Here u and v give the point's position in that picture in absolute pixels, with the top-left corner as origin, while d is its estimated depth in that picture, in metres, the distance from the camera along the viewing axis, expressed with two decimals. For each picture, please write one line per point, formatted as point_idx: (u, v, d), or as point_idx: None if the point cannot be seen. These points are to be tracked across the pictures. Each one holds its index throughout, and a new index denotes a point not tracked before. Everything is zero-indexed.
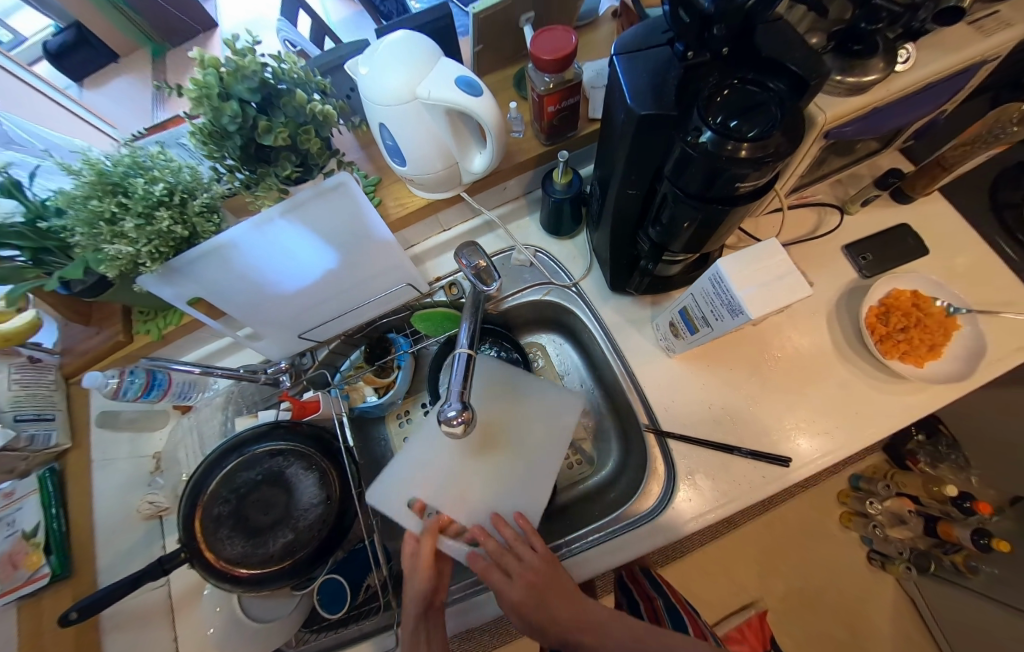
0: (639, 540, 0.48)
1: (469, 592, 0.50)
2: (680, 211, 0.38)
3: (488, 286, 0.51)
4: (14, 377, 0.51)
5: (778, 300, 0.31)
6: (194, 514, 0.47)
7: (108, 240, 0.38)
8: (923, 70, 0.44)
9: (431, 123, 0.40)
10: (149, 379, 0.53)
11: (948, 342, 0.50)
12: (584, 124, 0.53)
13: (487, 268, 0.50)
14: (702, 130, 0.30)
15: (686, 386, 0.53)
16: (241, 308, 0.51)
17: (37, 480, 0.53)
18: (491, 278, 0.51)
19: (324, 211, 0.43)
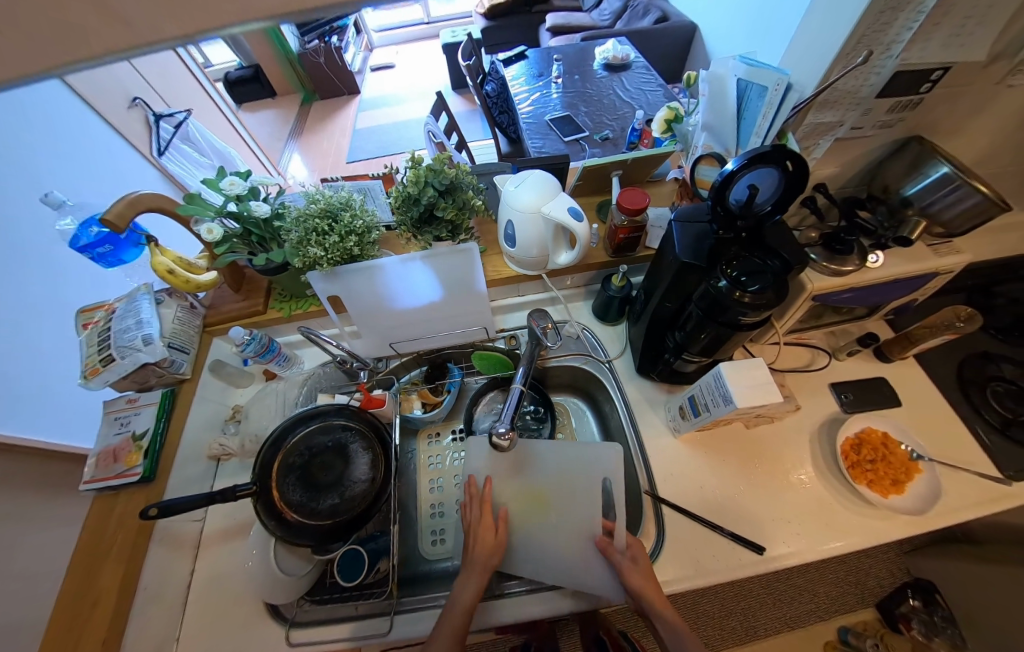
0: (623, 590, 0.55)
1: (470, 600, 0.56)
2: (700, 325, 0.54)
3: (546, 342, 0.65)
4: (177, 314, 0.70)
5: (757, 401, 0.45)
6: (275, 457, 0.58)
7: (312, 244, 0.57)
8: (892, 269, 0.60)
9: (542, 227, 0.59)
10: (266, 345, 0.70)
11: (910, 481, 0.60)
12: (642, 249, 0.72)
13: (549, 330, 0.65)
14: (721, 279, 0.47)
15: (686, 464, 0.64)
16: (360, 311, 0.67)
17: (160, 396, 0.66)
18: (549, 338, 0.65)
19: (448, 263, 0.62)
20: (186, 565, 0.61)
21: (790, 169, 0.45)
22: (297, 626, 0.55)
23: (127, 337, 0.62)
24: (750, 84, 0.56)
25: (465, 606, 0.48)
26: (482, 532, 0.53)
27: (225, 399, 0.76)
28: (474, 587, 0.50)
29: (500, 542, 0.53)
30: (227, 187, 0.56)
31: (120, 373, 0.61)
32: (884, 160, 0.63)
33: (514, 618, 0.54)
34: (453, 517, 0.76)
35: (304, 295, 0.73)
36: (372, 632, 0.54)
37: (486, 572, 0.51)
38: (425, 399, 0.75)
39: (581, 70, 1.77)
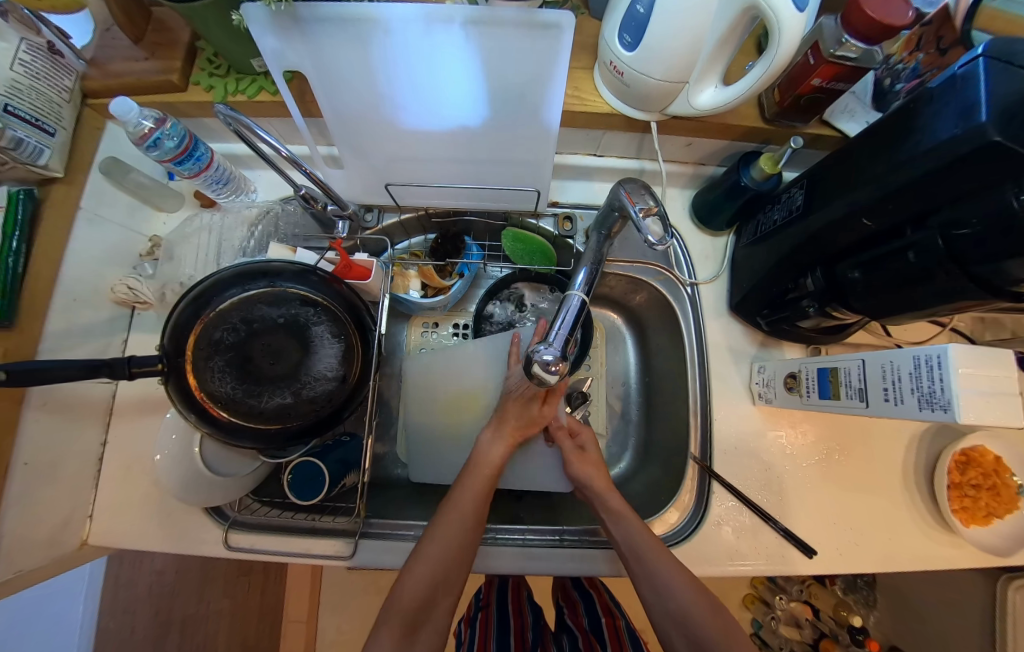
0: None
1: (485, 537, 0.48)
2: (908, 280, 0.32)
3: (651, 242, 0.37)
4: (22, 58, 0.36)
5: (997, 414, 0.27)
6: (193, 327, 0.39)
7: None
8: None
9: (711, 14, 0.29)
10: (188, 145, 0.42)
11: (1003, 516, 0.49)
12: (816, 122, 0.44)
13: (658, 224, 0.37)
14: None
15: (754, 442, 0.49)
16: (339, 118, 0.40)
17: (7, 197, 0.39)
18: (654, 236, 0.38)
19: (508, 50, 0.32)
20: (95, 437, 0.47)
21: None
22: (237, 528, 0.44)
23: None
24: None
25: (490, 464, 0.44)
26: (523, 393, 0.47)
27: (129, 220, 0.52)
28: (503, 449, 0.46)
29: (544, 415, 0.47)
30: None
31: None
32: None
33: (497, 569, 0.46)
34: None
35: (251, 69, 0.44)
36: (332, 554, 0.44)
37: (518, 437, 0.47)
38: (426, 281, 0.54)
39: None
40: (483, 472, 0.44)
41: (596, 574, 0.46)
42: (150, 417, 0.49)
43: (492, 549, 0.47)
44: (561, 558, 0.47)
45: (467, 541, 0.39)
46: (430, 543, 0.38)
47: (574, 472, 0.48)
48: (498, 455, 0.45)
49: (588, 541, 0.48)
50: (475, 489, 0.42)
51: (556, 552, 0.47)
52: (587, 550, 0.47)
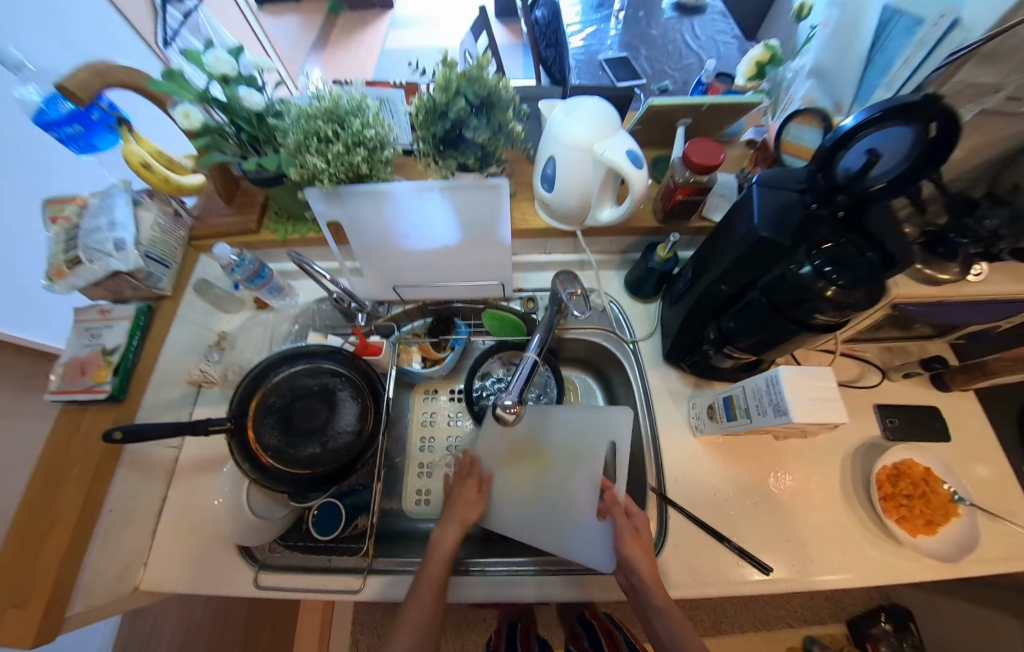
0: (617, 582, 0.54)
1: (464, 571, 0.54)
2: (761, 320, 0.46)
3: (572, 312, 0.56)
4: (158, 220, 0.59)
5: (818, 414, 0.38)
6: (254, 395, 0.53)
7: (309, 152, 0.45)
8: (987, 287, 0.51)
9: (590, 172, 0.48)
10: (257, 269, 0.61)
11: (944, 523, 0.54)
12: (698, 219, 0.62)
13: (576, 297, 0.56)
14: None
15: (702, 469, 0.58)
16: (362, 245, 0.58)
17: (136, 311, 0.58)
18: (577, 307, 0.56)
19: (470, 202, 0.51)
20: (158, 492, 0.58)
21: (936, 131, 0.34)
22: (265, 569, 0.52)
23: (97, 239, 0.53)
24: (897, 15, 0.44)
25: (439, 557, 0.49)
26: (466, 484, 0.59)
27: (208, 322, 0.70)
28: (455, 531, 0.52)
29: (479, 496, 0.58)
30: (214, 63, 0.44)
31: (88, 279, 0.53)
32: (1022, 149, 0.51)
33: (487, 599, 0.52)
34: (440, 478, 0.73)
35: (303, 217, 0.64)
36: (344, 588, 0.51)
37: (467, 519, 0.54)
38: (426, 355, 0.69)
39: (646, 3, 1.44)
40: (429, 569, 0.48)
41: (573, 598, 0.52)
42: (201, 475, 0.61)
43: (476, 580, 0.53)
44: (542, 587, 0.52)
45: (435, 615, 0.45)
46: (400, 627, 0.44)
47: (624, 550, 0.48)
48: (451, 538, 0.51)
49: (565, 568, 0.54)
50: (433, 575, 0.47)
51: (536, 578, 0.53)
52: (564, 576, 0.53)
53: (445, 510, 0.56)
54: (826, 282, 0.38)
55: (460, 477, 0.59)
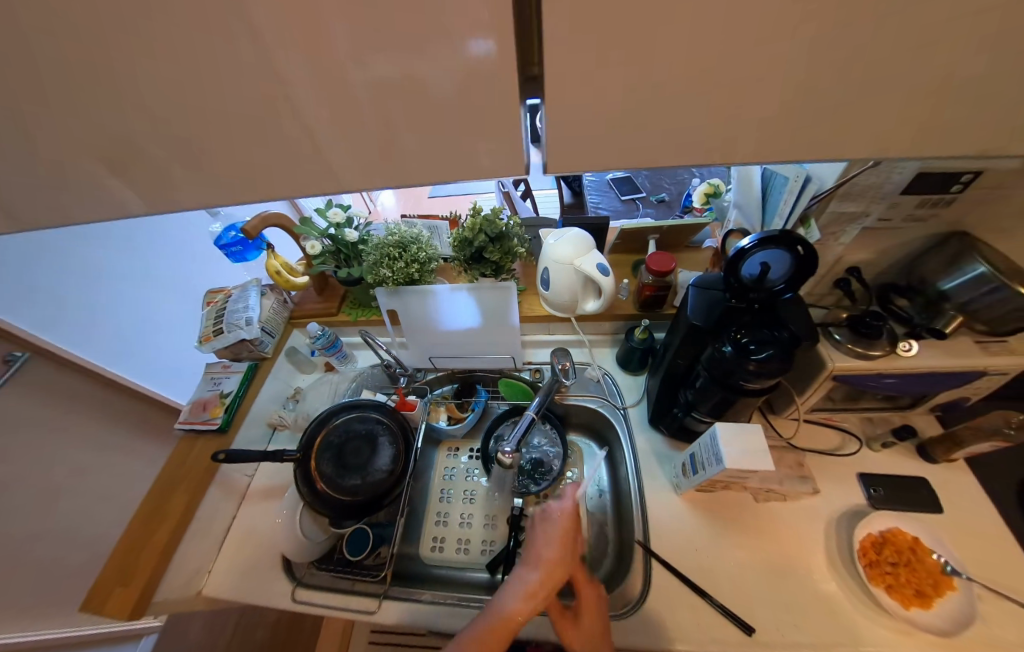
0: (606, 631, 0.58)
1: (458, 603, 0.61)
2: (711, 385, 0.57)
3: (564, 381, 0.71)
4: (275, 305, 0.85)
5: (746, 463, 0.48)
6: (319, 434, 0.70)
7: (383, 268, 0.69)
8: (928, 361, 0.57)
9: (573, 277, 0.68)
10: (332, 341, 0.84)
11: (938, 596, 0.54)
12: (669, 307, 0.77)
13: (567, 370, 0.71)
14: None
15: (684, 526, 0.64)
16: (409, 327, 0.79)
17: (247, 367, 0.83)
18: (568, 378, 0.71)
19: (487, 298, 0.72)
20: (230, 510, 0.73)
21: (801, 252, 0.48)
22: (303, 585, 0.63)
23: (236, 316, 0.80)
24: (776, 175, 0.63)
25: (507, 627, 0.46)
26: (565, 535, 0.53)
27: (290, 380, 0.91)
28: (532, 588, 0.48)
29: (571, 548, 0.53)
30: (334, 217, 0.72)
31: (222, 342, 0.78)
32: (924, 253, 0.63)
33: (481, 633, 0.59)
34: (454, 527, 0.82)
35: (369, 304, 0.88)
36: (364, 608, 0.61)
37: (550, 580, 0.49)
38: (451, 413, 0.85)
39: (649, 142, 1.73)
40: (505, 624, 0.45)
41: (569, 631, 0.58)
42: (266, 502, 0.76)
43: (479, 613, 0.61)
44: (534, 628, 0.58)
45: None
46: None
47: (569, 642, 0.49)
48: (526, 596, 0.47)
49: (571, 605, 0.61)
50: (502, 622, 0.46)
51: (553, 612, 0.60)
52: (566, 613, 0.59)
53: (533, 553, 0.52)
54: (748, 358, 0.51)
55: (559, 523, 0.54)
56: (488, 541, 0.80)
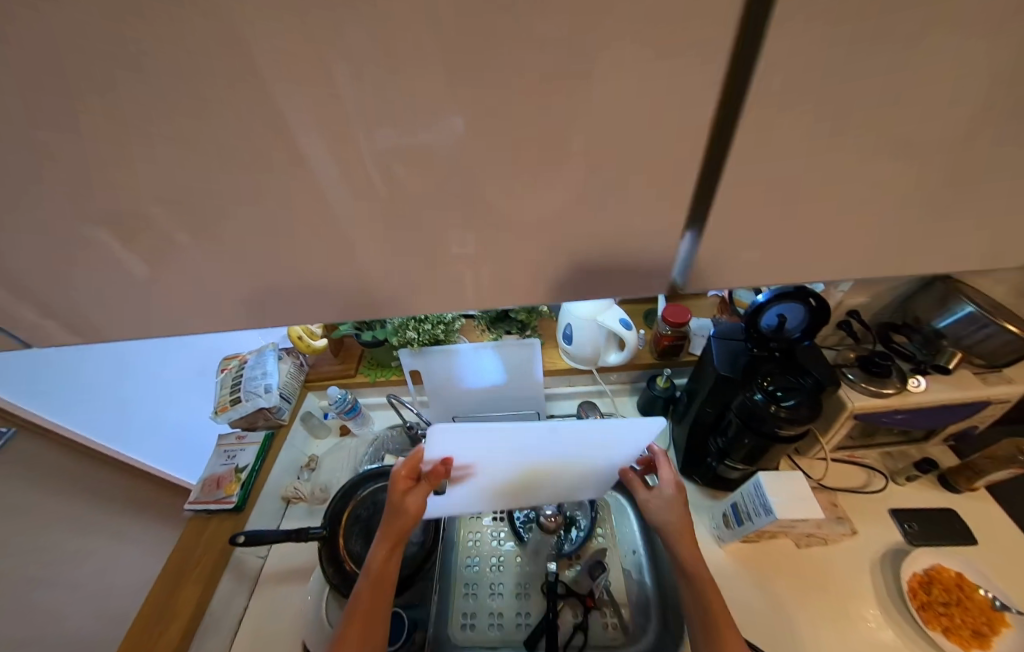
0: None
1: None
2: (741, 432, 0.59)
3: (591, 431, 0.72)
4: (291, 368, 0.85)
5: (795, 513, 0.49)
6: (346, 508, 0.67)
7: (411, 330, 0.71)
8: (936, 394, 0.61)
9: (597, 331, 0.70)
10: (352, 404, 0.82)
11: (995, 636, 0.54)
12: (685, 353, 0.80)
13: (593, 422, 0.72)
14: None
15: (731, 581, 0.62)
16: (432, 386, 0.79)
17: (264, 436, 0.80)
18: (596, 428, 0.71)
19: (513, 354, 0.73)
20: (242, 600, 0.68)
21: (814, 304, 0.52)
22: None
23: (254, 384, 0.78)
24: None
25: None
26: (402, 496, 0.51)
27: (304, 448, 0.87)
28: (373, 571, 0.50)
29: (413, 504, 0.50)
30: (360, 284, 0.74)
31: (239, 411, 0.77)
32: (913, 294, 0.69)
33: None
34: (485, 599, 0.76)
35: (388, 364, 0.88)
36: None
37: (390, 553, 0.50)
38: None
39: None
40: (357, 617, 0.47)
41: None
42: (282, 588, 0.70)
43: None
44: None
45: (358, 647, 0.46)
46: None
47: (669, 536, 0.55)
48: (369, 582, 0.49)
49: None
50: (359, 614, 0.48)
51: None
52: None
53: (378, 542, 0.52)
54: (776, 404, 0.53)
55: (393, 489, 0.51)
56: (523, 612, 0.75)
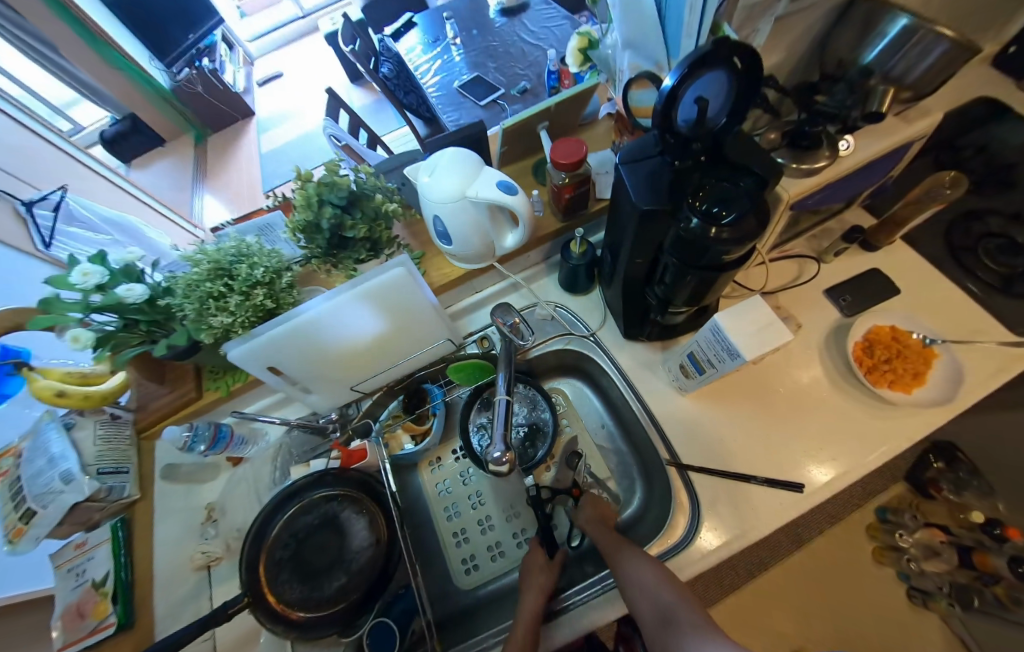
0: None
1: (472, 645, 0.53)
2: (681, 274, 0.48)
3: (520, 340, 0.59)
4: (99, 432, 0.58)
5: (766, 344, 0.40)
6: (261, 559, 0.52)
7: (213, 313, 0.48)
8: (862, 153, 0.54)
9: (477, 215, 0.50)
10: (214, 432, 0.59)
11: (930, 369, 0.58)
12: (594, 201, 0.64)
13: (520, 325, 0.59)
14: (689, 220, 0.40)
15: (701, 421, 0.60)
16: (302, 369, 0.59)
17: (110, 529, 0.58)
18: (523, 333, 0.59)
19: (386, 287, 0.52)
20: None
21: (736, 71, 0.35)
22: None
23: (41, 482, 0.51)
24: None
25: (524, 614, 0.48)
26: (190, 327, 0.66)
27: None
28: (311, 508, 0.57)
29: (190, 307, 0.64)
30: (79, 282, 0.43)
31: (49, 525, 0.51)
32: (833, 29, 0.57)
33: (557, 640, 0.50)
34: (480, 538, 0.71)
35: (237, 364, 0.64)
36: None
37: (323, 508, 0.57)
38: (411, 431, 0.68)
39: (512, 65, 1.29)
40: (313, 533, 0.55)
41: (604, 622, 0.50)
42: None
43: (553, 622, 0.51)
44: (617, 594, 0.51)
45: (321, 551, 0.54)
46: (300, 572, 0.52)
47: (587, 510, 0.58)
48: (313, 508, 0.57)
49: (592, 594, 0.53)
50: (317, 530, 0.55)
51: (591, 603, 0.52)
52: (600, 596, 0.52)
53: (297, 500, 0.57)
54: (716, 225, 0.39)
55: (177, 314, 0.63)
56: (517, 531, 0.71)
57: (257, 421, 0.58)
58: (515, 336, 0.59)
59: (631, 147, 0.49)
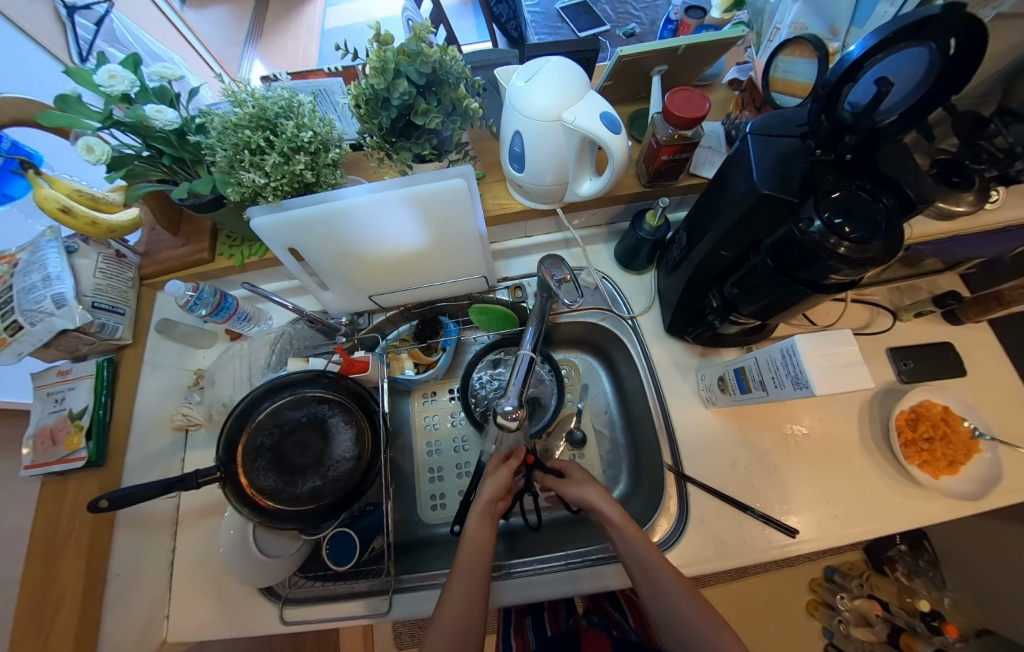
0: (598, 577, 0.51)
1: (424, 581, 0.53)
2: (766, 282, 0.42)
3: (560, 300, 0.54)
4: (100, 266, 0.55)
5: (842, 383, 0.35)
6: (241, 438, 0.51)
7: (244, 168, 0.42)
8: (1009, 211, 0.46)
9: (564, 144, 0.43)
10: (220, 300, 0.55)
11: (967, 462, 0.54)
12: (685, 176, 0.57)
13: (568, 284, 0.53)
14: (811, 221, 0.33)
15: (715, 440, 0.57)
16: (325, 262, 0.54)
17: (95, 366, 0.55)
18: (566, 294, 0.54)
19: (438, 195, 0.46)
20: (165, 542, 0.55)
21: (950, 52, 0.27)
22: (291, 603, 0.51)
23: (32, 297, 0.48)
24: None
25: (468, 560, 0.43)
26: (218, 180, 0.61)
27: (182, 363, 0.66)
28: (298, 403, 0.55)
29: None
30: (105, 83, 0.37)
31: (34, 344, 0.49)
32: None
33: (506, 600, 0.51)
34: (453, 482, 0.70)
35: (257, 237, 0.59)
36: (368, 611, 0.51)
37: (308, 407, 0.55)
38: (416, 360, 0.66)
39: None
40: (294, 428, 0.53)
41: (549, 597, 0.51)
42: (206, 520, 0.57)
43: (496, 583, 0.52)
44: (569, 579, 0.51)
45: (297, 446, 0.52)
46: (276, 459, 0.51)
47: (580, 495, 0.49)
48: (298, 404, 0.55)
49: (539, 569, 0.53)
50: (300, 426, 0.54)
51: (532, 578, 0.52)
52: (545, 575, 0.52)
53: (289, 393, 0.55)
54: (840, 237, 0.32)
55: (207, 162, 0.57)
56: None
57: (268, 298, 0.54)
58: (559, 296, 0.54)
59: (766, 119, 0.41)
